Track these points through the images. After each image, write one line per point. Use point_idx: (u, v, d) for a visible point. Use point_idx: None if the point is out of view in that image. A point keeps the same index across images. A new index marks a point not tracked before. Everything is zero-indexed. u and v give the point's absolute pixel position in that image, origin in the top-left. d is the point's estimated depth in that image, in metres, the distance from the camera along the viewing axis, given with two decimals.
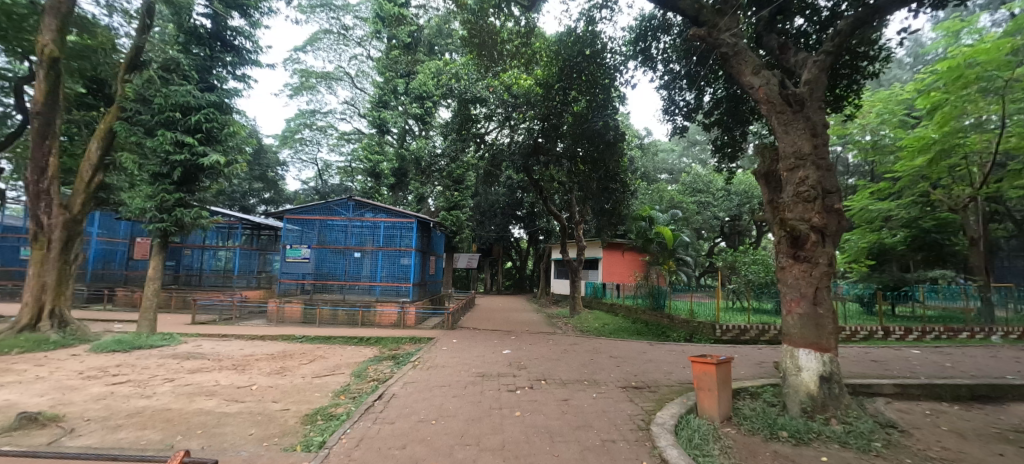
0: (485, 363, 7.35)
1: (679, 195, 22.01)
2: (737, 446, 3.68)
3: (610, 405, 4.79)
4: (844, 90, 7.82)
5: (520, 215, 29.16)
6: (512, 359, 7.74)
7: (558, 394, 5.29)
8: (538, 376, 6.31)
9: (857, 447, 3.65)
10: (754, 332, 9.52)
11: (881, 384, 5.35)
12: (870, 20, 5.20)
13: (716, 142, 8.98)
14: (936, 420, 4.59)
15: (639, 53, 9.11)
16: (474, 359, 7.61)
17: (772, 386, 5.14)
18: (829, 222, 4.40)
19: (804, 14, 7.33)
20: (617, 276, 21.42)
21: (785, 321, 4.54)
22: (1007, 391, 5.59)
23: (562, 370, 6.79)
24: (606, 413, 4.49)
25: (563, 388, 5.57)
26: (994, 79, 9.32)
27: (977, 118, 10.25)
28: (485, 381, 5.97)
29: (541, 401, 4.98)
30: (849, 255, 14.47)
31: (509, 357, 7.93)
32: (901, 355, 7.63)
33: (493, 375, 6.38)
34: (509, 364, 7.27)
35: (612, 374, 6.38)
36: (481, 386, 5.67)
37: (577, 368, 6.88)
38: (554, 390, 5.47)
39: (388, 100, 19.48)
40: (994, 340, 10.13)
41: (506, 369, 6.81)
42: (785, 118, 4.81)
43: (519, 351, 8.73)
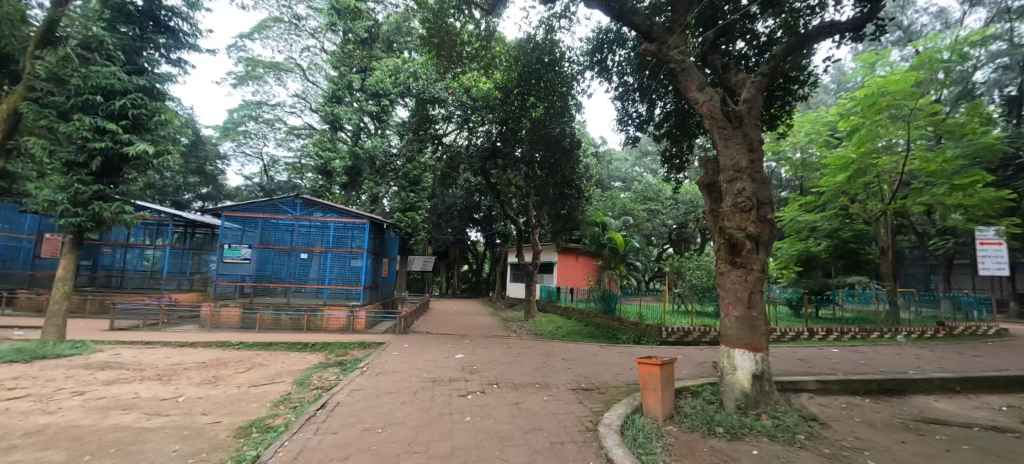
0: (437, 367, 7.23)
1: (631, 202, 22.84)
2: (678, 443, 3.84)
3: (560, 407, 4.87)
4: (778, 111, 8.50)
5: (478, 218, 29.03)
6: (465, 363, 7.66)
7: (510, 398, 5.30)
8: (490, 380, 6.29)
9: (784, 440, 3.94)
10: (697, 333, 10.03)
11: (805, 380, 5.82)
12: (801, 48, 5.66)
13: (665, 153, 9.46)
14: (851, 413, 5.04)
15: (595, 63, 9.40)
16: (426, 364, 7.46)
17: (711, 385, 5.42)
18: (762, 231, 4.73)
19: (745, 38, 7.89)
20: (571, 281, 21.84)
21: (724, 323, 4.82)
22: (909, 385, 6.26)
23: (515, 373, 6.81)
24: (556, 415, 4.56)
25: (515, 392, 5.59)
26: (902, 107, 10.73)
27: (888, 140, 11.48)
28: (436, 386, 5.87)
29: (493, 405, 4.97)
30: (780, 261, 15.21)
31: (462, 362, 7.85)
32: (824, 354, 8.33)
33: (444, 380, 6.28)
34: (462, 368, 7.19)
35: (563, 377, 6.48)
36: (432, 392, 5.56)
37: (530, 372, 6.93)
38: (505, 394, 5.47)
39: (342, 95, 18.79)
40: (899, 339, 11.16)
41: (459, 373, 6.74)
42: (726, 133, 5.13)
43: (472, 355, 8.66)
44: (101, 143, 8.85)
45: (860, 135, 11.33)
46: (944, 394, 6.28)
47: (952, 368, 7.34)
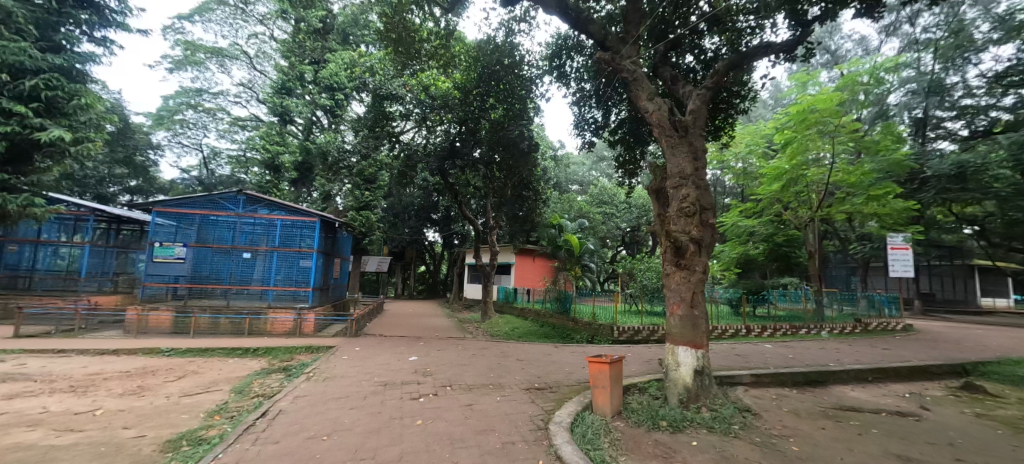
0: (389, 371, 7.06)
1: (587, 205, 23.43)
2: (625, 438, 3.99)
3: (512, 407, 4.90)
4: (722, 122, 9.04)
5: (436, 218, 28.68)
6: (418, 366, 7.53)
7: (463, 399, 5.27)
8: (444, 382, 6.23)
9: (721, 430, 4.19)
10: (647, 332, 10.45)
11: (741, 374, 6.23)
12: (741, 65, 6.05)
13: (620, 159, 9.80)
14: (780, 403, 5.46)
15: (554, 68, 9.57)
16: (377, 368, 7.26)
17: (656, 381, 5.66)
18: (704, 235, 5.01)
19: (694, 53, 8.35)
20: (528, 281, 22.09)
21: (669, 321, 5.05)
22: (830, 376, 6.87)
23: (469, 375, 6.78)
24: (508, 415, 4.59)
25: (469, 394, 5.56)
26: (828, 123, 11.78)
27: (816, 154, 12.53)
28: (388, 390, 5.73)
29: (445, 407, 4.92)
30: (722, 263, 16.09)
31: (415, 364, 7.71)
32: (759, 349, 8.95)
33: (396, 383, 6.15)
34: (415, 371, 7.07)
35: (517, 377, 6.53)
36: (383, 396, 5.42)
37: (484, 373, 6.93)
38: (458, 396, 5.44)
39: (292, 87, 17.89)
40: (823, 335, 12.18)
41: (411, 376, 6.61)
42: (673, 142, 5.40)
43: (427, 357, 8.52)
44: (7, 125, 8.20)
45: (793, 148, 12.29)
46: (859, 383, 6.94)
47: (866, 360, 8.14)
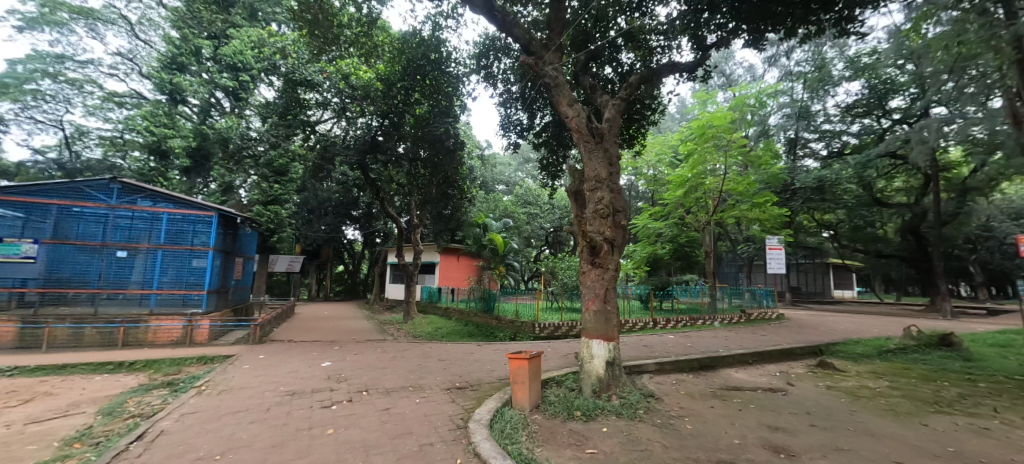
0: (298, 379, 6.60)
1: (512, 205, 23.83)
2: (541, 430, 4.15)
3: (431, 408, 4.86)
4: (636, 132, 9.77)
5: (356, 215, 27.44)
6: (330, 372, 7.12)
7: (379, 404, 5.11)
8: (359, 387, 5.97)
9: (628, 416, 4.53)
10: (566, 327, 10.92)
11: (647, 363, 6.81)
12: (651, 80, 6.59)
13: (543, 161, 10.15)
14: (679, 387, 6.06)
15: (481, 68, 9.62)
16: (283, 376, 6.74)
17: (573, 373, 5.96)
18: (616, 235, 5.38)
19: (612, 65, 8.94)
20: (453, 281, 21.93)
21: (584, 316, 5.34)
22: (720, 361, 7.78)
23: (387, 378, 6.58)
24: (427, 416, 4.55)
25: (386, 398, 5.40)
26: (722, 138, 13.32)
27: (713, 165, 14.04)
28: (295, 400, 5.35)
29: (359, 413, 4.74)
30: (634, 262, 17.39)
31: (328, 370, 7.29)
32: (663, 340, 9.82)
33: (305, 392, 5.76)
34: (327, 377, 6.68)
35: (437, 377, 6.48)
36: (288, 407, 5.05)
37: (403, 375, 6.76)
38: (374, 400, 5.26)
39: (187, 63, 15.86)
40: (715, 325, 13.61)
41: (323, 383, 6.25)
42: (590, 147, 5.72)
43: (342, 362, 8.10)
44: None
45: (694, 158, 13.64)
46: (742, 366, 7.95)
47: (748, 345, 9.33)
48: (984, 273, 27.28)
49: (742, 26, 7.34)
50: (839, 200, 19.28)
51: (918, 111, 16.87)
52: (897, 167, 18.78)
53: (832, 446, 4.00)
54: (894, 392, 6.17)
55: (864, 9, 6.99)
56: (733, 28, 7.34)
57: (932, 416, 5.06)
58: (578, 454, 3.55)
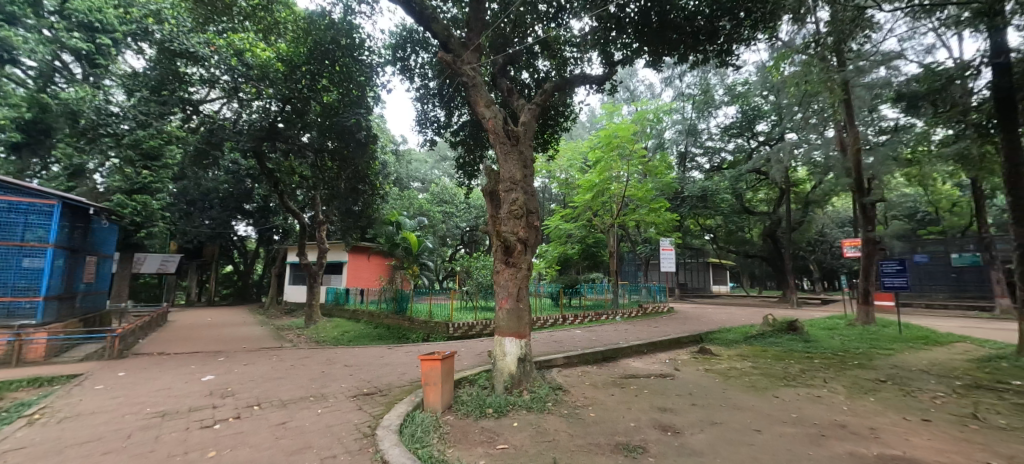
0: (171, 397, 5.81)
1: (427, 203, 23.33)
2: (453, 430, 4.18)
3: (335, 418, 4.63)
4: (550, 137, 10.21)
5: (249, 209, 24.78)
6: (214, 386, 6.38)
7: (275, 418, 4.73)
8: (249, 402, 5.44)
9: (538, 409, 4.76)
10: (480, 326, 10.98)
11: (556, 358, 7.17)
12: (564, 89, 6.94)
13: (459, 161, 10.13)
14: (583, 378, 6.50)
15: (397, 59, 9.32)
16: (152, 396, 5.88)
17: (485, 372, 6.07)
18: (530, 235, 5.60)
19: (529, 71, 9.25)
20: (362, 281, 20.91)
21: (497, 315, 5.48)
22: (620, 353, 8.48)
23: (283, 389, 6.07)
24: (330, 427, 4.32)
25: (284, 411, 5.00)
26: (625, 148, 14.58)
27: (618, 173, 15.22)
28: (167, 422, 4.71)
29: (250, 431, 4.33)
30: (547, 261, 18.13)
31: (210, 385, 6.52)
32: (571, 336, 10.39)
33: (180, 411, 5.10)
34: (209, 393, 5.97)
35: (342, 385, 6.17)
36: (158, 431, 4.43)
37: (303, 385, 6.31)
38: (268, 415, 4.85)
39: (20, 14, 12.89)
40: (617, 319, 14.76)
41: (203, 400, 5.57)
42: (506, 149, 5.89)
43: (228, 374, 7.28)
44: None
45: (602, 165, 14.70)
46: (638, 356, 8.75)
47: (643, 337, 10.29)
48: (822, 270, 33.20)
49: (644, 47, 8.07)
50: (719, 208, 22.07)
51: (778, 134, 20.02)
52: (763, 181, 22.06)
53: (708, 421, 4.62)
54: (756, 371, 7.28)
55: (739, 45, 8.14)
56: (636, 48, 8.05)
57: (782, 389, 6.08)
58: (488, 451, 3.65)
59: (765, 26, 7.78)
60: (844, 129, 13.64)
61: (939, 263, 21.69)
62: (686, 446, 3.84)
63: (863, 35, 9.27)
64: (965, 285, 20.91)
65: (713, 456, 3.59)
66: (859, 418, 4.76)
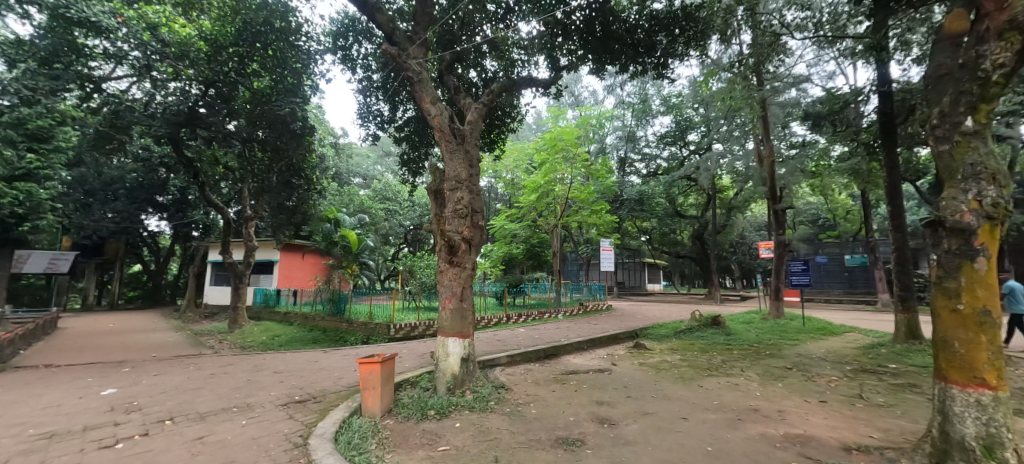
0: (62, 416, 5.13)
1: (369, 200, 22.47)
2: (393, 435, 4.09)
3: (262, 429, 4.35)
4: (496, 137, 10.28)
5: (163, 202, 22.45)
6: (116, 401, 5.73)
7: (191, 433, 4.35)
8: (160, 417, 4.95)
9: (481, 408, 4.78)
10: (423, 327, 10.69)
11: (499, 356, 7.25)
12: (511, 90, 7.02)
13: (404, 157, 9.89)
14: (525, 376, 6.63)
15: (338, 48, 8.94)
16: (37, 415, 5.16)
17: (427, 373, 5.97)
18: (474, 235, 5.61)
19: (476, 70, 9.25)
20: (295, 282, 19.74)
21: (441, 315, 5.43)
22: (560, 350, 8.73)
23: (201, 401, 5.59)
24: (255, 440, 4.06)
25: (202, 424, 4.61)
26: (569, 151, 15.12)
27: (562, 175, 15.65)
28: (56, 444, 4.16)
29: (161, 449, 3.95)
30: (491, 260, 18.20)
31: (112, 400, 5.85)
32: (514, 334, 10.55)
33: (73, 432, 4.52)
34: (110, 409, 5.35)
35: (270, 393, 5.80)
36: (45, 455, 3.91)
37: (224, 395, 5.85)
38: (183, 430, 4.45)
39: None
40: (559, 317, 15.17)
41: (103, 418, 4.99)
42: (451, 147, 5.85)
43: (134, 387, 6.56)
44: None
45: (547, 167, 15.07)
46: (577, 353, 9.07)
47: (582, 334, 10.69)
48: (742, 269, 36.31)
49: (588, 54, 8.36)
50: (654, 212, 23.39)
51: (707, 144, 21.64)
52: (693, 187, 23.71)
53: (640, 411, 4.91)
54: (684, 363, 7.84)
55: (674, 60, 8.74)
56: (581, 55, 8.32)
57: (705, 378, 6.60)
58: (429, 454, 3.62)
59: (696, 43, 8.43)
60: (762, 142, 15.08)
61: (836, 263, 24.53)
62: (620, 436, 4.07)
63: (778, 59, 10.30)
64: (855, 283, 23.88)
65: (644, 445, 3.83)
66: (769, 402, 5.31)
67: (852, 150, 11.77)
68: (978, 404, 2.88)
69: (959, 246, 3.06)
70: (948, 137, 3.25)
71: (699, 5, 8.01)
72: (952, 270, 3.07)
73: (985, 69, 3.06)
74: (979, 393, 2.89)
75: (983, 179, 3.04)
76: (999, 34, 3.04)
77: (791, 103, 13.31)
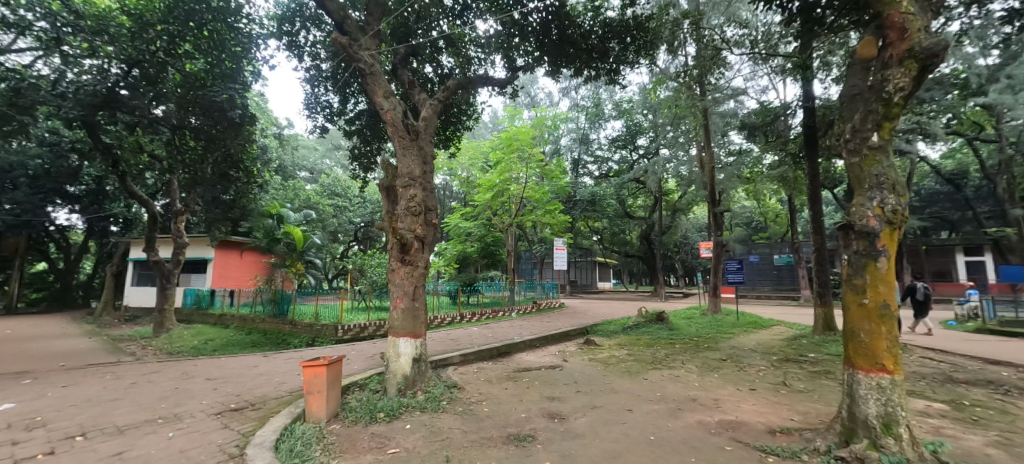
0: None
1: (316, 196, 21.50)
2: (339, 440, 3.96)
3: (194, 440, 4.07)
4: (451, 134, 10.18)
5: (75, 192, 20.22)
6: (15, 417, 5.12)
7: (108, 449, 3.98)
8: (69, 433, 4.48)
9: (432, 409, 4.73)
10: (373, 327, 10.36)
11: (452, 356, 7.21)
12: (467, 88, 6.99)
13: (354, 151, 9.55)
14: (478, 375, 6.65)
15: (284, 33, 8.49)
16: None
17: (377, 375, 5.80)
18: (427, 233, 5.55)
19: (432, 65, 9.11)
20: (232, 281, 18.50)
21: (392, 315, 5.32)
22: (513, 348, 8.84)
23: (121, 413, 5.13)
24: (185, 453, 3.78)
25: (122, 439, 4.22)
26: (524, 151, 15.33)
27: (517, 174, 15.78)
28: None
29: None
30: (446, 259, 18.07)
31: (10, 416, 5.22)
32: (467, 333, 10.52)
33: None
34: (8, 427, 4.77)
35: (202, 402, 5.42)
36: None
37: (149, 406, 5.40)
38: (99, 446, 4.06)
39: None
40: (513, 316, 15.31)
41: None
42: (405, 143, 5.75)
43: (38, 400, 5.89)
44: None
45: (503, 166, 15.16)
46: (530, 350, 9.20)
47: (535, 332, 10.88)
48: (685, 268, 38.41)
49: (544, 56, 8.46)
50: (606, 212, 24.23)
51: (655, 148, 22.69)
52: (641, 189, 24.76)
53: (589, 405, 5.09)
54: (630, 358, 8.18)
55: (626, 67, 9.11)
56: (537, 56, 8.41)
57: (650, 371, 6.95)
58: (377, 457, 3.55)
59: (645, 53, 8.86)
60: (704, 149, 16.06)
61: (767, 262, 26.56)
62: (569, 430, 4.19)
63: (719, 71, 11.00)
64: (782, 280, 26.05)
65: (592, 437, 3.98)
66: (706, 391, 5.68)
67: (781, 159, 12.81)
68: (879, 387, 3.27)
69: (864, 248, 3.44)
70: (858, 150, 3.64)
71: (649, 16, 8.43)
72: (860, 269, 3.45)
73: (888, 92, 3.47)
74: (879, 377, 3.27)
75: (885, 189, 3.44)
76: (900, 61, 3.46)
77: (730, 113, 14.26)
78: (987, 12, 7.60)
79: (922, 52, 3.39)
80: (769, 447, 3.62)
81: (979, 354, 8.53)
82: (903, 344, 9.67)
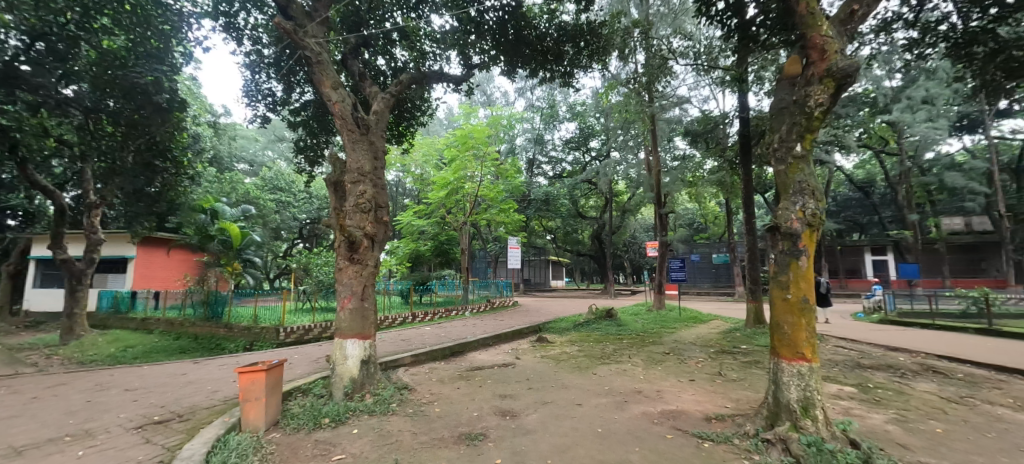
0: None
1: (257, 190, 20.22)
2: (279, 449, 3.74)
3: (110, 458, 3.69)
4: (404, 130, 9.93)
5: None
6: None
7: None
8: None
9: (380, 411, 4.58)
10: (318, 330, 9.85)
11: (403, 356, 7.04)
12: (420, 83, 6.84)
13: (300, 143, 9.07)
14: (430, 375, 6.56)
15: (221, 14, 7.88)
16: None
17: (322, 378, 5.52)
18: (377, 231, 5.39)
19: (385, 57, 8.84)
20: (157, 282, 17.00)
21: (338, 316, 5.11)
22: (466, 347, 8.80)
23: (20, 432, 4.55)
24: None
25: (20, 461, 3.75)
26: (479, 149, 15.30)
27: (472, 173, 15.69)
28: None
29: None
30: (398, 258, 17.69)
31: None
32: (419, 333, 10.33)
33: None
34: None
35: (121, 415, 4.93)
36: None
37: (55, 422, 4.84)
38: None
39: None
40: (466, 315, 15.23)
41: None
42: (354, 137, 5.54)
43: None
44: None
45: (457, 164, 15.00)
46: (483, 349, 9.20)
47: (488, 330, 10.88)
48: (633, 267, 40.06)
49: (500, 56, 8.47)
50: (559, 212, 24.74)
51: (606, 151, 23.42)
52: (593, 190, 25.48)
53: (541, 402, 5.16)
54: (581, 354, 8.40)
55: (579, 71, 9.32)
56: (493, 55, 8.39)
57: (599, 366, 7.18)
58: None
59: (598, 58, 9.12)
60: (651, 153, 16.83)
61: (707, 261, 28.22)
62: (521, 427, 4.23)
63: (666, 80, 11.54)
64: (720, 278, 27.86)
65: (542, 433, 4.04)
66: (651, 384, 5.95)
67: (720, 164, 13.68)
68: (800, 374, 3.57)
69: (788, 248, 3.74)
70: (784, 159, 3.95)
71: (601, 23, 8.69)
72: (785, 267, 3.75)
73: (810, 106, 3.81)
74: (799, 365, 3.58)
75: (806, 194, 3.76)
76: (819, 79, 3.81)
77: (676, 120, 15.02)
78: (891, 40, 8.51)
79: (839, 72, 3.75)
80: (705, 434, 3.85)
81: (881, 342, 9.56)
82: (822, 335, 10.64)
